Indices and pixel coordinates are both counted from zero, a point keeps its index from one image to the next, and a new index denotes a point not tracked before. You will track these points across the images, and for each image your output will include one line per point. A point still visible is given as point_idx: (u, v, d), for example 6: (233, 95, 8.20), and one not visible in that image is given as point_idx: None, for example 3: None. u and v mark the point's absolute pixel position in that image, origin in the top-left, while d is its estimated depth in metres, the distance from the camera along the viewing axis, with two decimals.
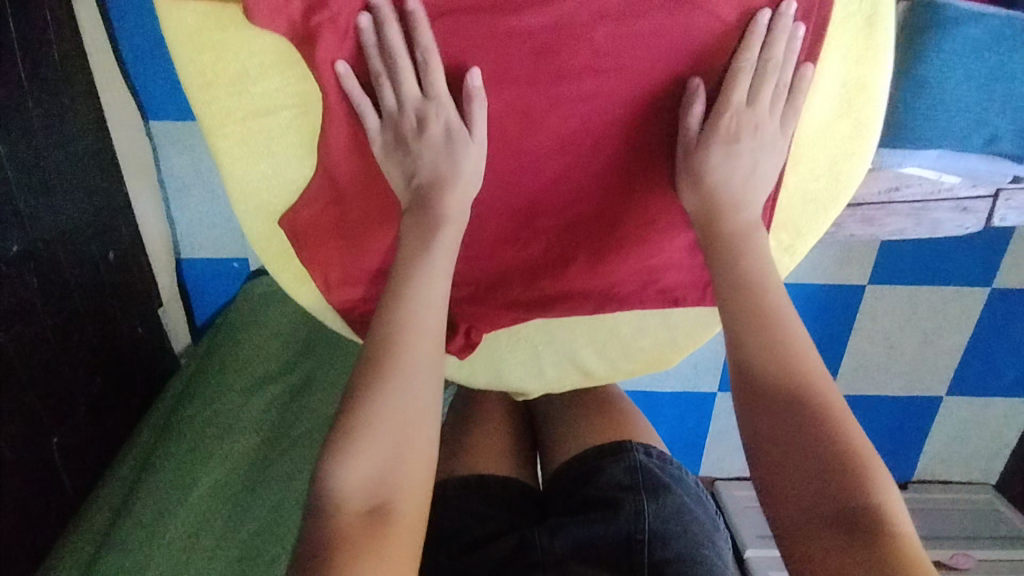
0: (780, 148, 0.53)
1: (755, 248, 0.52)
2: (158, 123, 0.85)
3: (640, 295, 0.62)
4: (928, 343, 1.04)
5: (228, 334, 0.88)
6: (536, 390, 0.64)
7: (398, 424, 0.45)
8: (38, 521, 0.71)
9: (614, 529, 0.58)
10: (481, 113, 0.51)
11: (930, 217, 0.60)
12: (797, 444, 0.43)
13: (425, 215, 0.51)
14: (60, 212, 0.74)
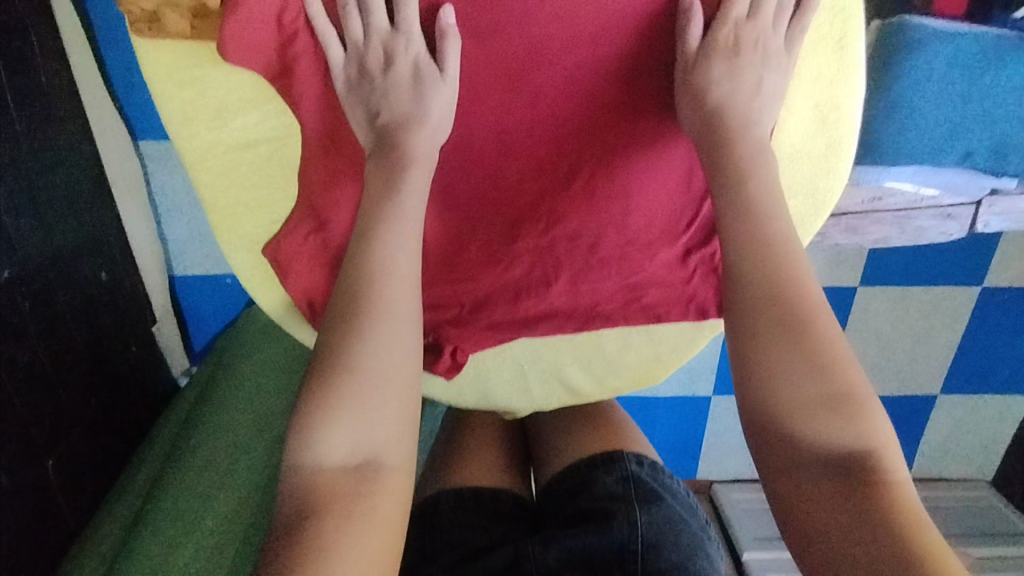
0: (785, 66, 0.51)
1: (763, 167, 0.49)
2: (146, 143, 0.86)
3: (625, 312, 0.62)
4: (919, 343, 1.05)
5: (243, 344, 0.91)
6: (524, 409, 0.65)
7: (372, 378, 0.46)
8: (35, 542, 0.71)
9: (608, 540, 0.58)
10: (454, 49, 0.50)
11: (913, 225, 0.61)
12: (796, 382, 0.44)
13: (391, 154, 0.51)
14: (51, 235, 0.74)
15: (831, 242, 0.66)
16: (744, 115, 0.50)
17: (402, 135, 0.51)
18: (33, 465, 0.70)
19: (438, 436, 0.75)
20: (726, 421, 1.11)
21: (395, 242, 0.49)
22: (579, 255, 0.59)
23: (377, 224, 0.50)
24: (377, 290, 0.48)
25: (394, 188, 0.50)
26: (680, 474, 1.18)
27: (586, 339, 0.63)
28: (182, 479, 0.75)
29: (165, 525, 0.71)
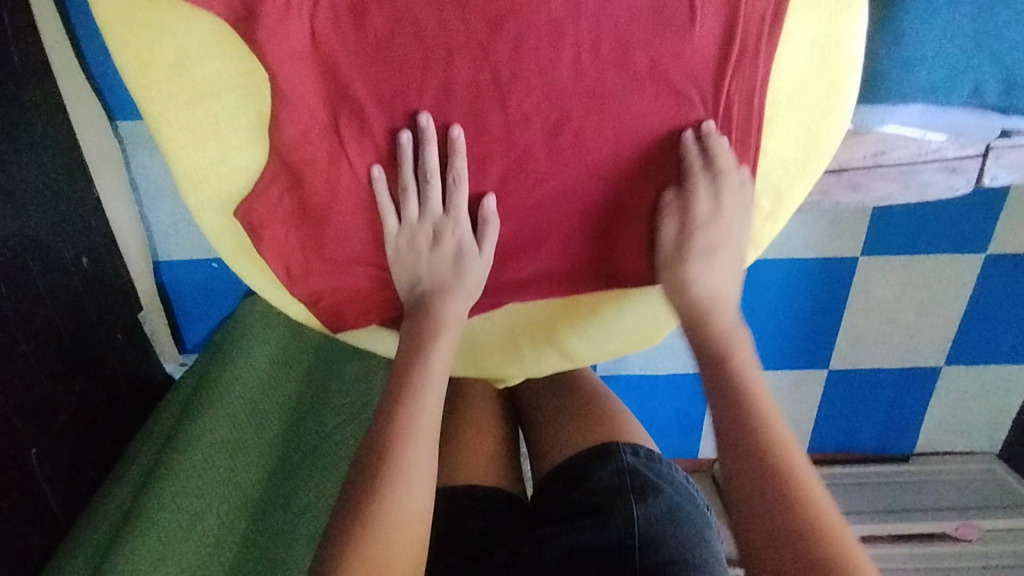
0: (741, 247, 0.57)
1: (744, 349, 0.55)
2: (125, 123, 0.84)
3: (624, 269, 0.61)
4: (924, 313, 1.02)
5: (227, 347, 0.85)
6: (517, 376, 0.65)
7: (395, 536, 0.48)
8: (23, 539, 0.68)
9: (605, 535, 0.58)
10: (493, 234, 0.56)
11: (918, 178, 0.59)
12: (789, 543, 0.44)
13: (426, 320, 0.57)
14: (26, 219, 0.72)
15: (833, 203, 0.62)
16: (720, 298, 0.57)
17: (441, 317, 0.57)
18: (14, 456, 0.68)
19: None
20: None
21: (427, 396, 0.54)
22: (572, 213, 0.56)
23: (409, 374, 0.55)
24: (412, 444, 0.52)
25: (426, 349, 0.56)
26: (683, 453, 1.16)
27: (582, 301, 0.63)
28: (166, 495, 0.69)
29: (150, 548, 0.65)
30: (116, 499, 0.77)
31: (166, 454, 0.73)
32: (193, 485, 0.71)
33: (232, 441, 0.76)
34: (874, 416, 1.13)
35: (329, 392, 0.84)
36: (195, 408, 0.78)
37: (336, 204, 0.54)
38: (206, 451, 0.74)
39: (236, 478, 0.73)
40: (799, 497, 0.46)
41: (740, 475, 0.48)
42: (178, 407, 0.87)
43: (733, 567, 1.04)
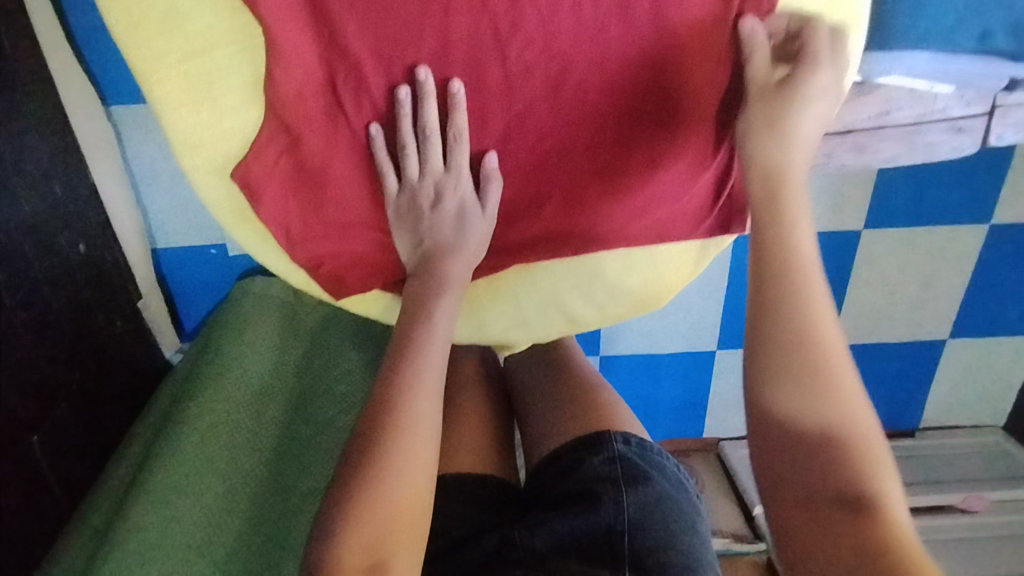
0: (828, 101, 0.52)
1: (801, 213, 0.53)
2: (118, 106, 0.84)
3: (622, 228, 0.61)
4: (928, 286, 1.02)
5: (222, 329, 0.84)
6: (524, 342, 0.66)
7: (399, 492, 0.49)
8: (26, 522, 0.67)
9: (595, 521, 0.63)
10: (496, 192, 0.57)
11: (923, 139, 0.59)
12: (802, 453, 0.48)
13: (430, 278, 0.57)
14: (21, 202, 0.71)
15: (836, 166, 0.62)
16: (789, 164, 0.53)
17: (443, 272, 0.57)
18: (14, 441, 0.67)
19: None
20: (732, 376, 1.09)
21: (428, 356, 0.54)
22: (560, 175, 0.59)
23: (410, 333, 0.55)
24: (413, 402, 0.51)
25: (428, 308, 0.56)
26: (687, 433, 1.16)
27: (588, 261, 0.62)
28: (166, 474, 0.69)
29: (150, 525, 0.65)
30: (117, 484, 0.77)
31: (165, 433, 0.73)
32: (193, 463, 0.71)
33: (230, 423, 0.75)
34: (876, 391, 1.12)
35: (325, 374, 0.83)
36: (192, 392, 0.77)
37: (333, 164, 0.56)
38: (203, 433, 0.73)
39: (236, 454, 0.73)
40: (827, 412, 0.48)
41: (782, 451, 0.49)
42: (175, 393, 0.87)
43: (739, 544, 1.04)
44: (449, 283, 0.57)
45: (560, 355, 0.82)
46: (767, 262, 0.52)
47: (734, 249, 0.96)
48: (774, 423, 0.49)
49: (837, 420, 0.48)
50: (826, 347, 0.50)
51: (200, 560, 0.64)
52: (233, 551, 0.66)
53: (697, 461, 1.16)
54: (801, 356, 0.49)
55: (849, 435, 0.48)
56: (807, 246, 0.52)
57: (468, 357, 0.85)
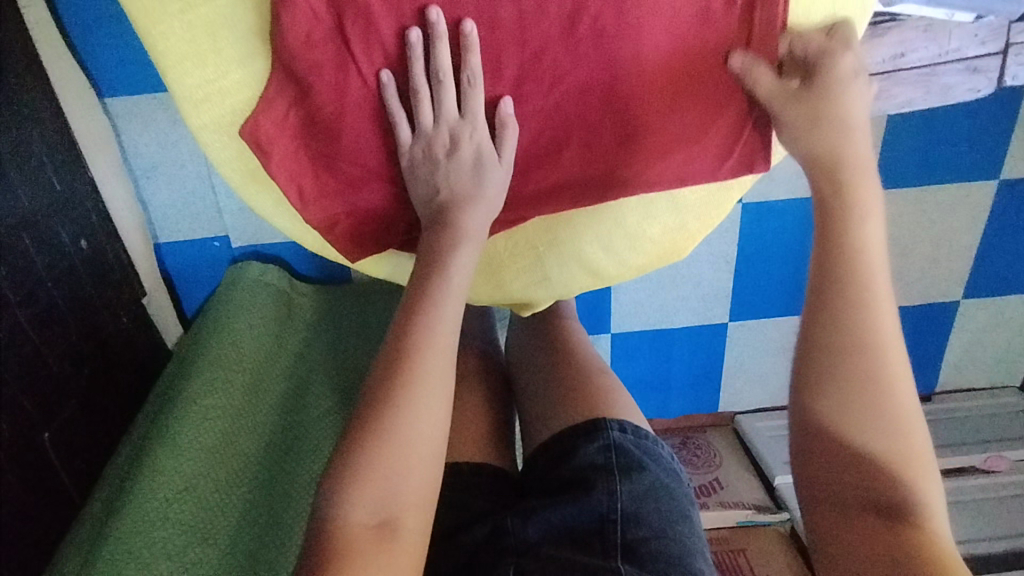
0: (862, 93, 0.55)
1: (863, 212, 0.55)
2: (114, 101, 0.81)
3: (647, 169, 0.59)
4: (939, 245, 1.01)
5: (224, 312, 0.84)
6: (543, 298, 0.66)
7: (412, 447, 0.48)
8: (39, 520, 0.66)
9: (589, 509, 0.62)
10: (513, 138, 0.56)
11: (939, 81, 0.61)
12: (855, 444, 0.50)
13: (449, 230, 0.56)
14: (19, 198, 0.69)
15: None
16: (849, 157, 0.55)
17: (464, 222, 0.56)
18: (24, 439, 0.66)
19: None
20: (745, 348, 1.08)
21: (442, 312, 0.53)
22: (575, 123, 0.57)
23: (427, 288, 0.54)
24: (426, 359, 0.51)
25: (448, 257, 0.55)
26: (701, 408, 1.14)
27: (605, 216, 0.62)
28: (172, 452, 0.68)
29: (153, 508, 0.63)
30: (119, 466, 0.75)
31: (165, 418, 0.72)
32: (198, 442, 0.70)
33: (235, 407, 0.74)
34: None
35: (327, 361, 0.83)
36: (194, 375, 0.76)
37: (346, 115, 0.55)
38: (209, 417, 0.72)
39: (238, 435, 0.72)
40: (891, 417, 0.50)
41: (836, 435, 0.51)
42: (172, 374, 0.83)
43: (761, 514, 1.03)
44: (470, 234, 0.56)
45: (559, 339, 0.82)
46: (834, 257, 0.54)
47: (743, 216, 0.95)
48: (825, 409, 0.51)
49: (890, 414, 0.50)
50: (886, 350, 0.52)
51: (206, 540, 0.63)
52: (239, 532, 0.64)
53: (713, 436, 1.15)
54: (865, 353, 0.51)
55: (895, 435, 0.50)
56: (876, 244, 0.54)
57: (467, 347, 0.85)
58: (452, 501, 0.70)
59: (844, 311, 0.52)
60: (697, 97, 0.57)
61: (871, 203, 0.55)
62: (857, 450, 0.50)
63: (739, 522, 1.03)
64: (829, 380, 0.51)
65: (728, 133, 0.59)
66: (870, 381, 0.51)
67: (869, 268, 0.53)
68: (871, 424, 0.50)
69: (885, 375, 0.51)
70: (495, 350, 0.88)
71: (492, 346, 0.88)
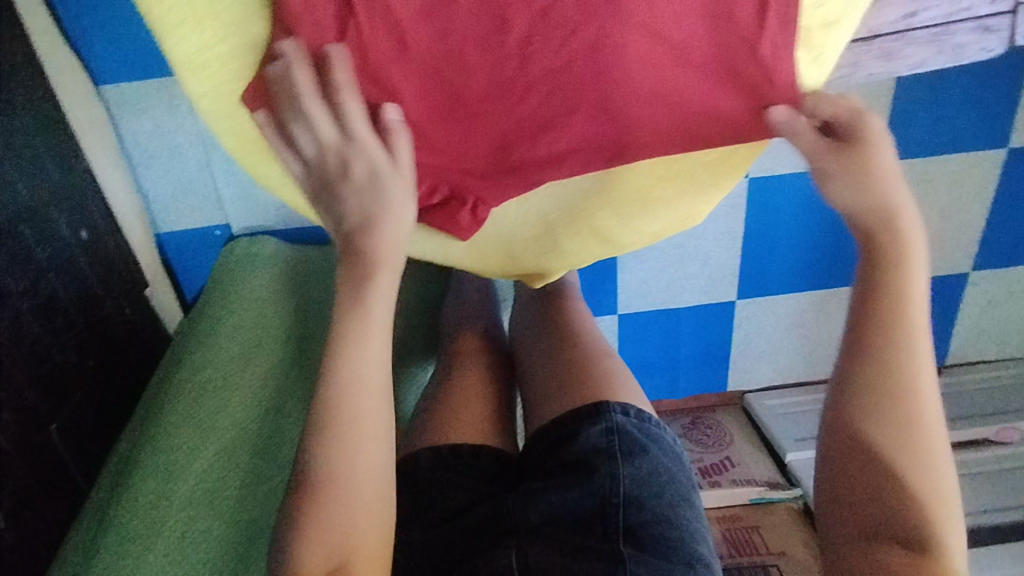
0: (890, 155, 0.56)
1: (910, 261, 0.56)
2: (110, 88, 0.80)
3: (660, 132, 0.58)
4: (948, 217, 0.99)
5: (217, 298, 0.83)
6: (557, 270, 0.66)
7: (357, 488, 0.51)
8: (47, 513, 0.66)
9: (590, 493, 0.63)
10: (404, 144, 0.55)
11: (952, 40, 0.60)
12: (882, 472, 0.51)
13: (357, 260, 0.55)
14: (18, 189, 0.68)
15: (864, 76, 0.62)
16: (880, 206, 0.56)
17: (382, 246, 0.55)
18: (31, 430, 0.65)
19: (425, 394, 0.79)
20: (752, 326, 1.07)
21: (366, 346, 0.54)
22: (584, 87, 0.54)
23: (353, 332, 0.54)
24: (359, 394, 0.53)
25: (358, 288, 0.55)
26: (710, 388, 1.14)
27: (618, 178, 0.60)
28: (160, 456, 0.68)
29: (145, 522, 0.63)
30: (119, 458, 0.73)
31: (153, 424, 0.71)
32: (186, 440, 0.69)
33: (226, 398, 0.73)
34: None
35: (318, 337, 0.80)
36: (184, 372, 0.75)
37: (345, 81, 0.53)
38: (197, 413, 0.71)
39: (228, 432, 0.70)
40: (920, 450, 0.51)
41: (863, 460, 0.52)
42: (169, 361, 0.81)
43: (774, 492, 1.03)
44: (389, 256, 0.55)
45: (562, 318, 0.81)
46: (885, 288, 0.55)
47: (748, 191, 0.94)
48: (856, 430, 0.53)
49: (917, 446, 0.51)
50: (924, 387, 0.53)
51: (201, 538, 0.63)
52: (236, 525, 0.64)
53: (722, 415, 1.14)
54: (904, 386, 0.53)
55: (923, 474, 0.50)
56: (919, 291, 0.56)
57: (471, 329, 0.84)
58: (455, 483, 0.69)
59: (892, 345, 0.54)
60: (710, 57, 0.53)
61: (917, 253, 0.56)
62: (883, 472, 0.51)
63: (752, 500, 1.02)
64: (861, 403, 0.53)
65: (751, 95, 0.55)
66: (901, 412, 0.52)
67: (909, 310, 0.55)
68: (899, 449, 0.51)
69: (918, 410, 0.52)
70: (499, 333, 0.87)
71: (497, 328, 0.87)
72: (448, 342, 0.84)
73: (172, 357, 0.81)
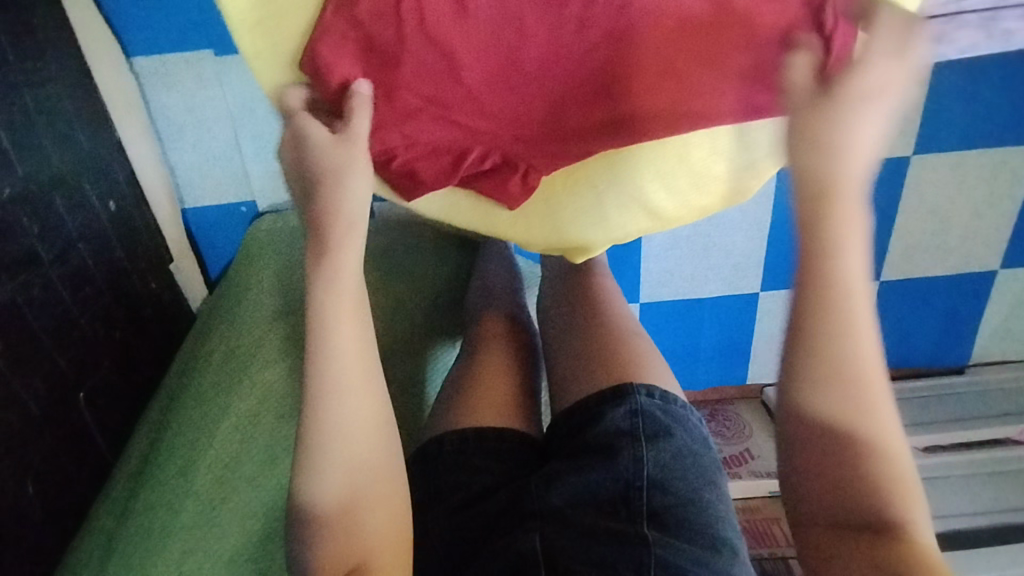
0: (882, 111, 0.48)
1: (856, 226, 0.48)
2: (140, 59, 0.79)
3: (721, 104, 0.55)
4: (980, 211, 0.97)
5: (240, 278, 0.83)
6: (600, 242, 0.63)
7: (370, 491, 0.53)
8: (73, 481, 0.66)
9: (614, 476, 0.62)
10: (359, 108, 0.53)
11: (1001, 26, 0.59)
12: (838, 460, 0.47)
13: (319, 250, 0.55)
14: (49, 157, 0.68)
15: None
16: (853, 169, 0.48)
17: (337, 228, 0.55)
18: (59, 398, 0.65)
19: (450, 375, 0.79)
20: (776, 319, 1.06)
21: (340, 342, 0.54)
22: (646, 51, 0.52)
23: (326, 330, 0.54)
24: (350, 389, 0.54)
25: (334, 281, 0.55)
26: (730, 379, 1.13)
27: (673, 146, 0.58)
28: (178, 440, 0.67)
29: (170, 495, 0.63)
30: (141, 438, 0.72)
31: (176, 411, 0.70)
32: (204, 423, 0.68)
33: (244, 375, 0.71)
34: (928, 328, 1.07)
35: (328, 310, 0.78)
36: (206, 355, 0.75)
37: (403, 37, 0.51)
38: (215, 394, 0.70)
39: (245, 404, 0.70)
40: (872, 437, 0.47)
41: (820, 453, 0.47)
42: (195, 338, 0.82)
43: None
44: (342, 232, 0.55)
45: (590, 298, 0.80)
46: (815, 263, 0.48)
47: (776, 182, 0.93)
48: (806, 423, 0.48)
49: (869, 434, 0.47)
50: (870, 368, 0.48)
51: (224, 522, 0.62)
52: (258, 510, 0.63)
53: (741, 407, 1.13)
54: (853, 371, 0.47)
55: (875, 463, 0.46)
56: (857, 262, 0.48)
57: (497, 310, 0.84)
58: (480, 466, 0.67)
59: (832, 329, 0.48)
60: (776, 25, 0.52)
61: (858, 218, 0.48)
62: (845, 461, 0.47)
63: (769, 492, 1.02)
64: (817, 399, 0.47)
65: None
66: (849, 406, 0.47)
67: (846, 284, 0.48)
68: (854, 436, 0.47)
69: (863, 399, 0.47)
70: (525, 315, 0.86)
71: (523, 310, 0.86)
72: (473, 323, 0.83)
73: (197, 335, 0.81)
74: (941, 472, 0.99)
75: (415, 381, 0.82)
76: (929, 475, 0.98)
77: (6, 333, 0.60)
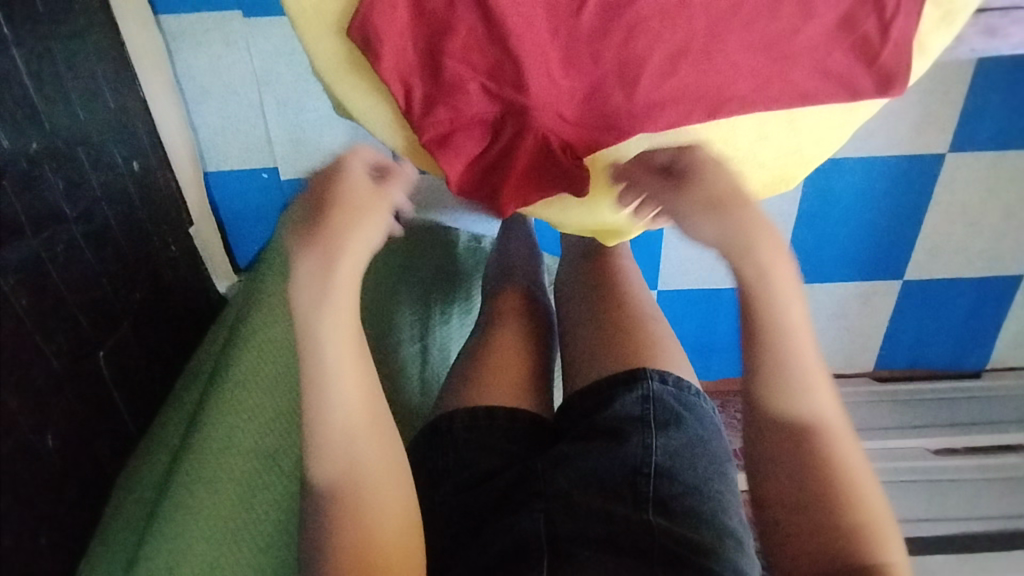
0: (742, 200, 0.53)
1: (780, 291, 0.53)
2: (169, 17, 0.79)
3: (759, 87, 0.55)
4: (1011, 216, 0.95)
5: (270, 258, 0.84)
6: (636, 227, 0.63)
7: (375, 490, 0.52)
8: (92, 440, 0.66)
9: (623, 461, 0.62)
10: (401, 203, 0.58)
11: None
12: (819, 508, 0.49)
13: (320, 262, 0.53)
14: (76, 113, 0.67)
15: (965, 52, 0.60)
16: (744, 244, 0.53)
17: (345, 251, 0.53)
18: (80, 356, 0.65)
19: (464, 352, 0.78)
20: None
21: (327, 341, 0.52)
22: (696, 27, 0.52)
23: (318, 325, 0.52)
24: (343, 383, 0.53)
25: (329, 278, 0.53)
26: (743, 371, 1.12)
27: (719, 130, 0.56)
28: (214, 419, 0.68)
29: (205, 468, 0.64)
30: (177, 417, 0.76)
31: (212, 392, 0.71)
32: (239, 407, 0.69)
33: (280, 362, 0.73)
34: (947, 331, 1.06)
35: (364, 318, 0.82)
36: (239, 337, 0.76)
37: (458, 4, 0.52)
38: (252, 377, 0.71)
39: (282, 391, 0.71)
40: (854, 488, 0.50)
41: (789, 497, 0.50)
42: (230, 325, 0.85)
43: None
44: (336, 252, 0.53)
45: (609, 282, 0.79)
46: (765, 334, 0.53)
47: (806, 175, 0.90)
48: (778, 479, 0.51)
49: (847, 482, 0.50)
50: (836, 436, 0.52)
51: (252, 508, 0.64)
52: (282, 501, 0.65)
53: None
54: (822, 442, 0.51)
55: (854, 514, 0.49)
56: (804, 330, 0.54)
57: (514, 287, 0.83)
58: (489, 446, 0.67)
59: (786, 399, 0.52)
60: None
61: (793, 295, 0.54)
62: (840, 518, 0.49)
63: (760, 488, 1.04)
64: (776, 488, 0.51)
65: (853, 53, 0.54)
66: (812, 461, 0.51)
67: (795, 350, 0.53)
68: (829, 485, 0.50)
69: (828, 456, 0.51)
70: (543, 296, 0.85)
71: (540, 289, 0.86)
72: (489, 301, 0.83)
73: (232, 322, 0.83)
74: (948, 477, 0.98)
75: (429, 359, 0.82)
76: (932, 479, 0.98)
77: (30, 285, 0.60)
